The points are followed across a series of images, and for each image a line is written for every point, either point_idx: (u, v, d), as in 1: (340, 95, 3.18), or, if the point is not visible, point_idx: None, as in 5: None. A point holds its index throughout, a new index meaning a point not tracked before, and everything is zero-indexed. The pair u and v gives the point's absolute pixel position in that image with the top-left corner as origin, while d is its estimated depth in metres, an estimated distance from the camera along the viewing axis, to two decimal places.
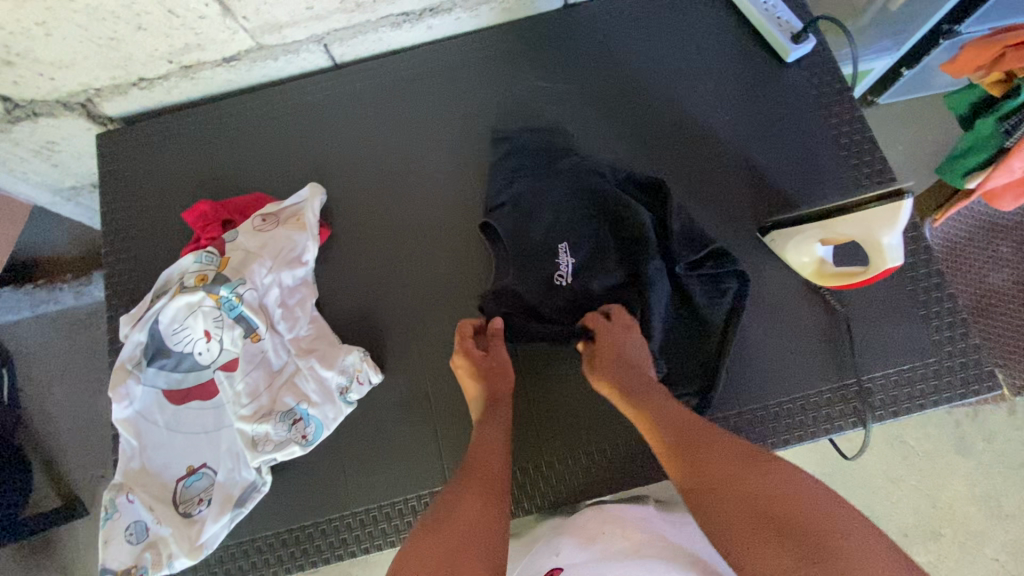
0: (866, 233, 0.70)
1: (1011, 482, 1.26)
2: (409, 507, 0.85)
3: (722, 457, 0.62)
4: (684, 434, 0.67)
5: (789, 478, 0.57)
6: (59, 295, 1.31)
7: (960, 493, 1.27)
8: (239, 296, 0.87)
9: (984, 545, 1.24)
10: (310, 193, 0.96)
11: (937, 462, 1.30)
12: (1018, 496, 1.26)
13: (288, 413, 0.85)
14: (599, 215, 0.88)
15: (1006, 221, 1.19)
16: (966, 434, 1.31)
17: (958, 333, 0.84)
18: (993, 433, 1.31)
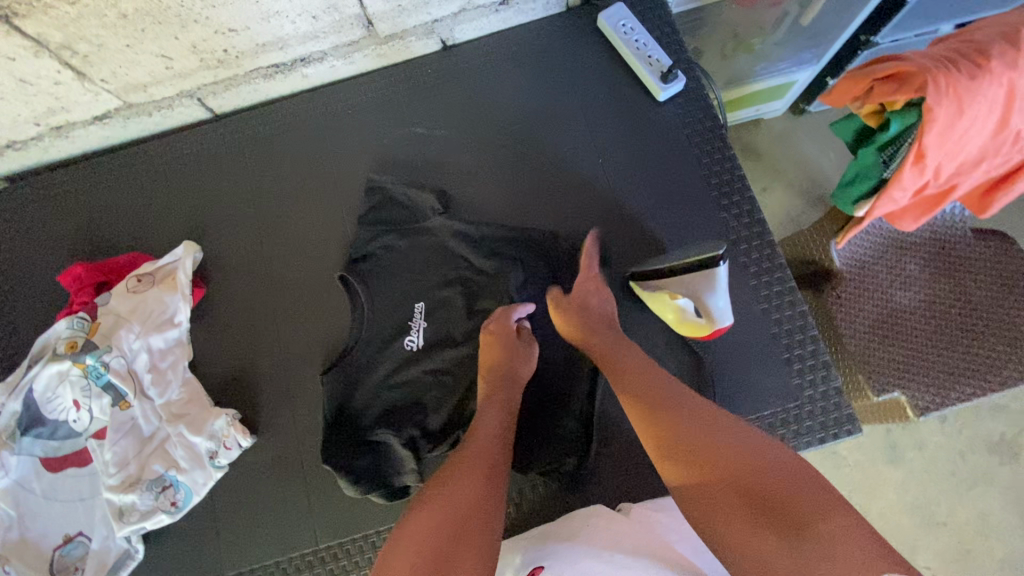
0: (694, 293, 0.81)
1: (939, 490, 1.28)
2: (281, 570, 0.85)
3: (708, 430, 0.61)
4: (669, 406, 0.65)
5: (773, 451, 0.57)
6: None
7: (890, 504, 1.29)
8: (105, 364, 0.87)
9: (914, 555, 1.26)
10: (184, 251, 0.96)
11: (867, 474, 1.31)
12: (948, 505, 1.28)
13: (157, 480, 0.85)
14: (463, 268, 0.93)
15: (914, 239, 1.04)
16: (897, 442, 1.32)
17: (820, 376, 0.85)
18: (922, 444, 1.32)
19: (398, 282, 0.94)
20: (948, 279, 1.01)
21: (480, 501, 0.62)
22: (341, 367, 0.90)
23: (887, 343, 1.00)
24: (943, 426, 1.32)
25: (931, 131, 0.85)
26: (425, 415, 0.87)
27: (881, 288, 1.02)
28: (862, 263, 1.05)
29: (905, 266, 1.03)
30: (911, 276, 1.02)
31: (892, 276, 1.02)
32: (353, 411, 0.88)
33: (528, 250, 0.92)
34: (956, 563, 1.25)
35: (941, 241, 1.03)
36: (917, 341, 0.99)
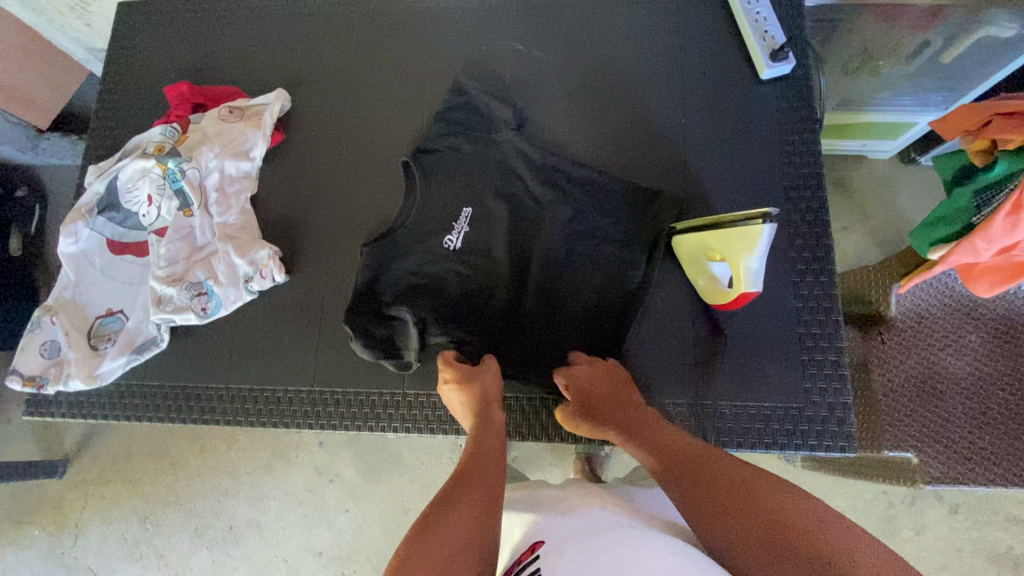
0: (731, 252, 0.78)
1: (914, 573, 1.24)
2: (275, 397, 0.93)
3: (740, 482, 0.61)
4: (696, 467, 0.65)
5: (781, 489, 0.59)
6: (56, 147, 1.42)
7: None
8: (182, 172, 0.96)
9: None
10: (275, 97, 1.02)
11: None
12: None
13: (195, 285, 0.93)
14: (519, 183, 0.95)
15: (982, 310, 1.06)
16: (894, 517, 1.28)
17: (834, 387, 0.82)
18: (912, 522, 1.27)
19: (453, 178, 0.96)
20: (998, 361, 1.03)
21: (485, 517, 0.61)
22: (381, 242, 0.93)
23: (916, 405, 1.03)
24: (950, 516, 1.27)
25: None
26: (444, 309, 0.90)
27: (933, 350, 1.05)
28: (921, 316, 1.07)
29: (963, 336, 1.05)
30: (968, 345, 1.04)
31: (946, 341, 1.05)
32: (380, 286, 0.92)
33: (585, 187, 0.93)
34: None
35: (1009, 324, 1.05)
36: (948, 411, 1.02)
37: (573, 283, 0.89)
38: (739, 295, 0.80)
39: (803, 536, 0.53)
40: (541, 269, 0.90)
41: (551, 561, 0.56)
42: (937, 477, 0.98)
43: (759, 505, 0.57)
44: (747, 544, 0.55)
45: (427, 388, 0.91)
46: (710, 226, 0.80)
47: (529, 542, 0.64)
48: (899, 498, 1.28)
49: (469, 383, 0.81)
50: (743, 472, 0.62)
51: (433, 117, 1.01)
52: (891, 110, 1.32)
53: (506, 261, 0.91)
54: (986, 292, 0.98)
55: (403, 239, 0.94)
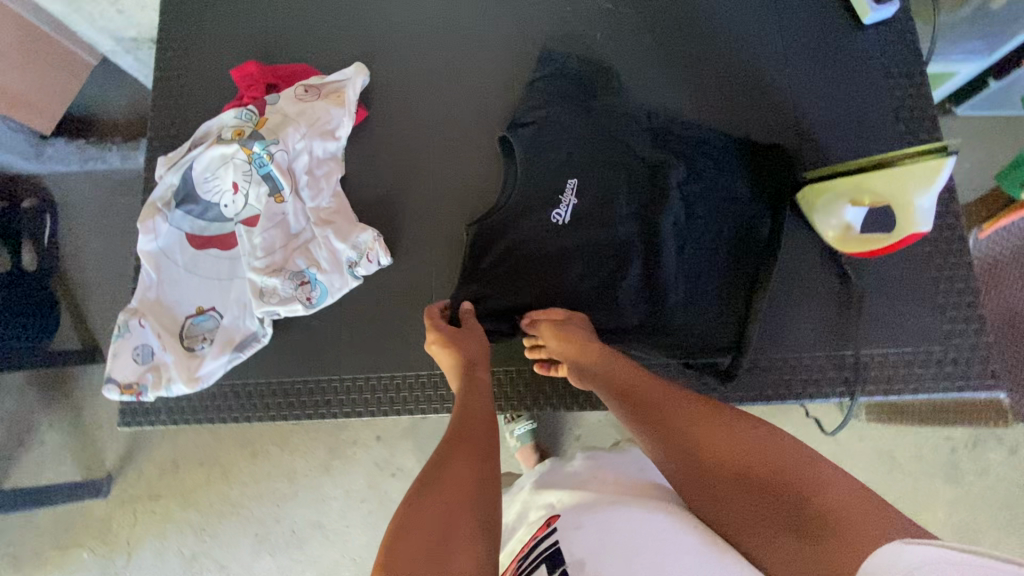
0: (897, 194, 0.73)
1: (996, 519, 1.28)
2: (394, 385, 0.89)
3: (701, 432, 0.62)
4: (660, 414, 0.66)
5: (755, 434, 0.60)
6: (107, 155, 1.24)
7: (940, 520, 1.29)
8: (270, 154, 0.91)
9: None
10: (354, 71, 0.97)
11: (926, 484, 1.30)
12: (999, 539, 1.24)
13: (297, 274, 0.89)
14: (627, 147, 0.89)
15: None
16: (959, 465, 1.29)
17: (972, 328, 0.82)
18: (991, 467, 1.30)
19: (551, 148, 0.89)
20: None
21: (482, 490, 0.55)
22: (488, 222, 0.89)
23: None
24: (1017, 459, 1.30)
25: None
26: (565, 289, 0.86)
27: None
28: None
29: None
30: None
31: None
32: (490, 267, 0.88)
33: (700, 148, 0.89)
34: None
35: None
36: None
37: (694, 247, 0.86)
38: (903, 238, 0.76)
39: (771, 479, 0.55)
40: (660, 236, 0.86)
41: (569, 530, 0.59)
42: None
43: (718, 449, 0.60)
44: (720, 491, 0.58)
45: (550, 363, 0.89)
46: (870, 172, 0.75)
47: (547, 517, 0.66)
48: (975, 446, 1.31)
49: (456, 344, 0.76)
50: (696, 417, 0.64)
51: (523, 84, 0.95)
52: (933, 62, 1.14)
53: (628, 229, 0.87)
54: None
55: (510, 215, 0.89)
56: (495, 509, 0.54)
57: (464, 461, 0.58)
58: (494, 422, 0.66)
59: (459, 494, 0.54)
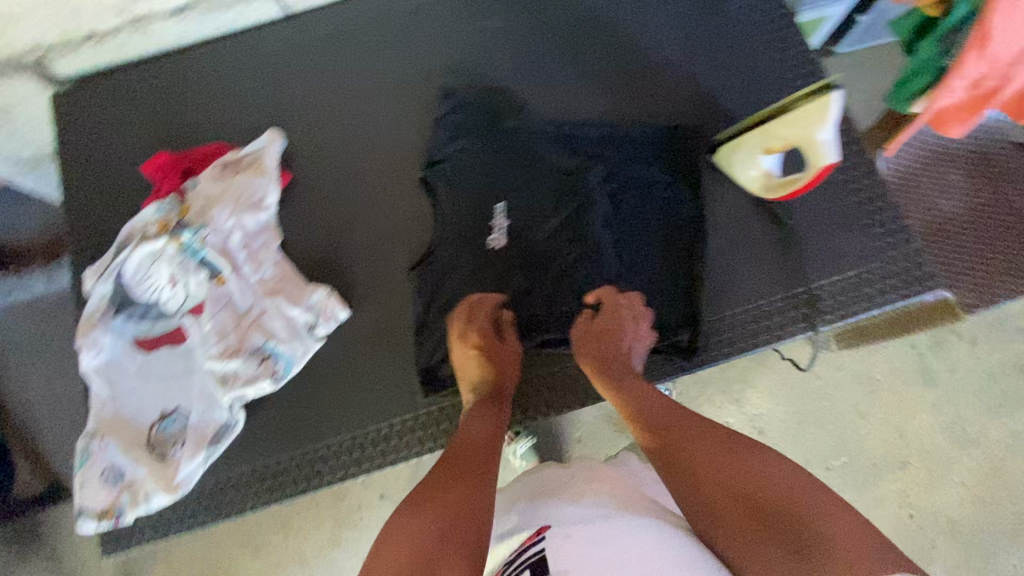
0: (800, 132, 0.79)
1: (978, 409, 1.36)
2: (382, 436, 0.87)
3: (710, 460, 0.64)
4: (671, 439, 0.69)
5: (759, 455, 0.62)
6: (29, 283, 1.16)
7: (930, 424, 1.36)
8: (202, 239, 0.88)
9: (953, 471, 1.32)
10: (268, 139, 0.96)
11: (907, 395, 1.38)
12: (983, 426, 1.33)
13: (257, 351, 0.86)
14: (543, 156, 0.94)
15: (956, 150, 1.32)
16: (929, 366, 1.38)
17: (902, 238, 0.88)
18: (958, 362, 1.39)
19: (471, 178, 0.94)
20: (979, 187, 1.30)
21: (478, 507, 0.61)
22: (426, 264, 0.91)
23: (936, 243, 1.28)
24: (975, 348, 1.38)
25: (999, 11, 0.92)
26: (518, 309, 0.88)
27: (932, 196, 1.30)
28: (911, 171, 1.32)
29: (947, 176, 1.32)
30: (953, 183, 1.30)
31: (939, 185, 1.31)
32: (440, 305, 0.89)
33: (610, 146, 0.94)
34: (990, 480, 1.30)
35: (979, 155, 1.31)
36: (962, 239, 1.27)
37: (627, 237, 0.90)
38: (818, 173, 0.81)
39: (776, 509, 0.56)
40: (595, 236, 0.89)
41: (557, 538, 0.62)
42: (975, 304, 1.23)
43: (720, 463, 0.63)
44: (726, 517, 0.59)
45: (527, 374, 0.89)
46: (771, 122, 0.81)
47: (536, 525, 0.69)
48: (940, 346, 1.40)
49: (492, 353, 0.82)
50: (710, 444, 0.66)
51: (432, 119, 0.98)
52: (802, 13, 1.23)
53: (564, 231, 0.90)
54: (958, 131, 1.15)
55: (449, 248, 0.92)
56: (483, 519, 0.60)
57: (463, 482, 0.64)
58: (493, 449, 0.70)
59: (457, 512, 0.60)
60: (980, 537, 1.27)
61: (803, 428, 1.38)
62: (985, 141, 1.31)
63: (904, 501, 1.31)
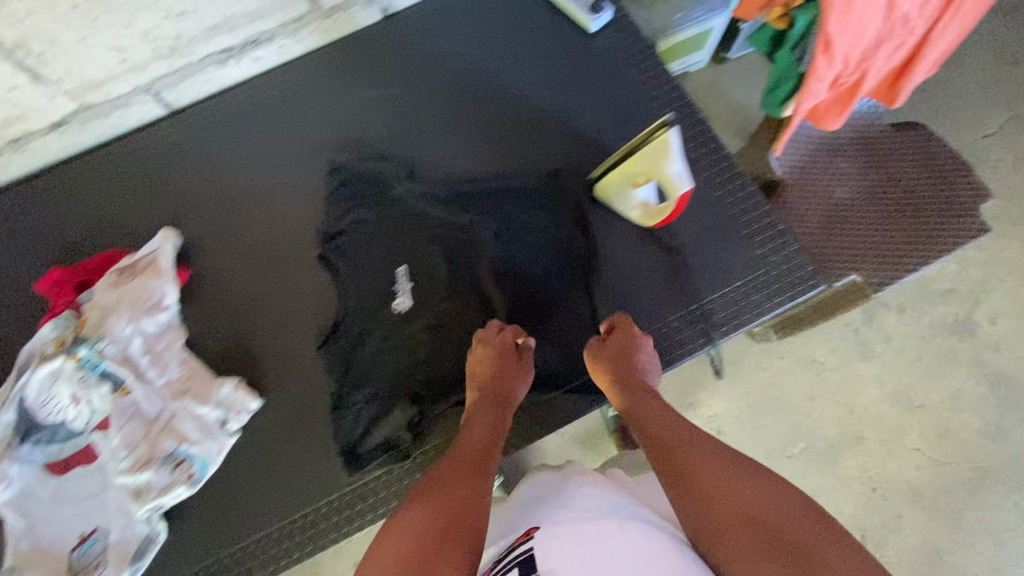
0: (653, 167, 0.90)
1: (912, 376, 1.43)
2: (309, 522, 0.85)
3: (710, 466, 0.63)
4: (669, 444, 0.68)
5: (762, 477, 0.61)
6: None
7: (873, 396, 1.42)
8: (100, 352, 0.87)
9: (903, 438, 1.39)
10: (162, 238, 0.96)
11: (847, 373, 1.44)
12: (924, 388, 1.42)
13: (169, 457, 0.85)
14: (436, 217, 0.96)
15: (841, 141, 1.38)
16: (867, 339, 1.45)
17: (781, 243, 0.93)
18: (888, 334, 1.46)
19: (369, 248, 0.95)
20: (871, 173, 1.35)
21: (475, 505, 0.61)
22: (334, 340, 0.91)
23: (836, 231, 1.33)
24: (903, 316, 1.47)
25: (832, 19, 0.98)
26: (430, 370, 0.89)
27: (825, 188, 1.36)
28: (803, 166, 1.38)
29: (838, 167, 1.37)
30: (846, 172, 1.35)
31: (831, 176, 1.36)
32: (352, 380, 0.89)
33: (497, 197, 0.97)
34: (937, 440, 1.39)
35: (864, 142, 1.37)
36: (861, 224, 1.32)
37: (524, 282, 0.93)
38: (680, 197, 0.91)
39: (776, 527, 0.55)
40: (493, 287, 0.92)
41: (545, 539, 0.61)
42: (880, 278, 1.25)
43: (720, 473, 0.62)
44: (721, 524, 0.57)
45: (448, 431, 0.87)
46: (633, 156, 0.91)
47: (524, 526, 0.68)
48: (870, 320, 1.46)
49: (507, 358, 0.83)
50: (711, 452, 0.65)
51: (325, 196, 1.00)
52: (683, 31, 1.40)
53: (464, 288, 0.93)
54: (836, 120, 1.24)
55: (355, 320, 0.92)
56: (482, 517, 0.60)
57: (467, 477, 0.65)
58: (491, 452, 0.71)
59: (458, 507, 0.60)
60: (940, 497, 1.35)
61: (758, 419, 1.43)
62: (866, 130, 1.38)
63: (866, 475, 1.38)
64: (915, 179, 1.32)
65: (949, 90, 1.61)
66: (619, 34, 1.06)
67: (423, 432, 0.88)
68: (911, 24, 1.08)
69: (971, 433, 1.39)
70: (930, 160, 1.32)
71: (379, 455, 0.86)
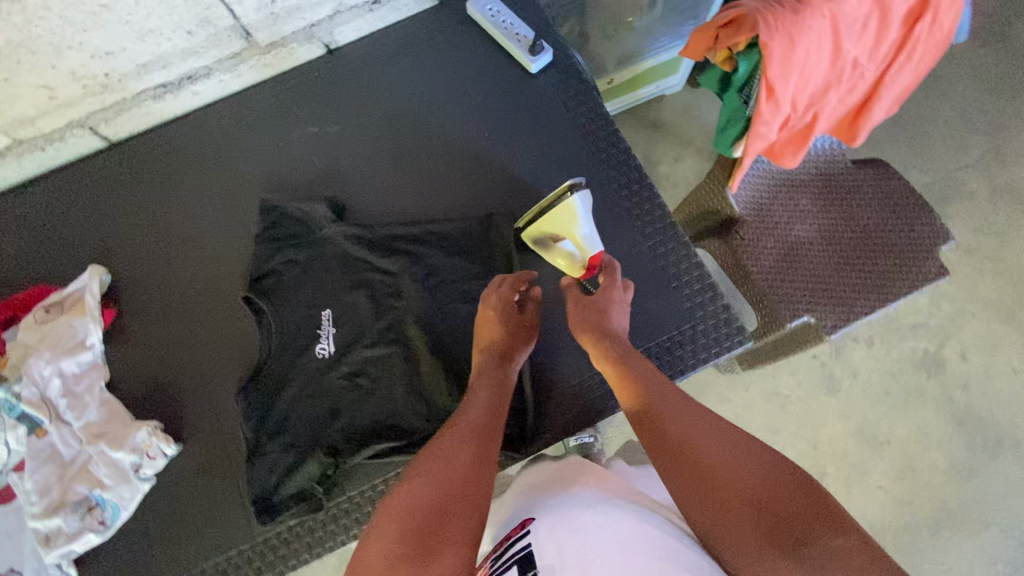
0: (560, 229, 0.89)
1: (880, 411, 1.39)
2: (221, 570, 0.85)
3: (699, 436, 0.61)
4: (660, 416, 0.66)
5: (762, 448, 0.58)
6: None
7: (839, 430, 1.39)
8: (17, 395, 0.84)
9: (867, 475, 1.36)
10: (89, 275, 0.96)
11: (813, 405, 1.41)
12: (890, 424, 1.39)
13: (81, 502, 0.84)
14: (363, 261, 0.95)
15: (802, 176, 1.26)
16: (833, 373, 1.42)
17: (709, 296, 0.92)
18: (857, 367, 1.43)
19: (294, 292, 0.94)
20: (830, 211, 1.23)
21: (474, 478, 0.61)
22: (254, 386, 0.91)
23: (791, 272, 1.20)
24: (871, 350, 1.43)
25: (773, 64, 0.93)
26: (348, 420, 0.88)
27: (782, 223, 1.23)
28: (762, 200, 1.24)
29: (797, 203, 1.24)
30: (803, 210, 1.23)
31: (789, 213, 1.23)
32: (270, 428, 0.88)
33: (427, 242, 0.96)
34: (903, 478, 1.35)
35: (824, 179, 1.25)
36: (818, 264, 1.19)
37: (447, 332, 0.92)
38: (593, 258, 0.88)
39: (778, 510, 0.52)
40: (417, 336, 0.92)
41: (539, 535, 0.59)
42: (832, 323, 1.12)
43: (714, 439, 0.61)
44: (714, 503, 0.55)
45: (364, 482, 0.87)
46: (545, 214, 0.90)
47: (522, 516, 0.66)
48: (837, 353, 1.43)
49: (509, 318, 0.84)
50: (706, 427, 0.62)
51: (255, 236, 0.99)
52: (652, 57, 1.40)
53: (387, 336, 0.92)
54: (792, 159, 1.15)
55: (276, 366, 0.91)
56: (484, 479, 0.62)
57: (466, 445, 0.65)
58: (495, 417, 0.71)
59: (459, 478, 0.61)
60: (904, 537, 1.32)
61: None
62: (827, 166, 1.26)
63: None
64: (875, 218, 1.20)
65: (924, 119, 1.57)
66: (560, 76, 1.05)
67: (335, 484, 0.87)
68: (861, 68, 1.04)
69: (937, 473, 1.35)
70: (894, 199, 1.20)
71: (291, 506, 0.85)
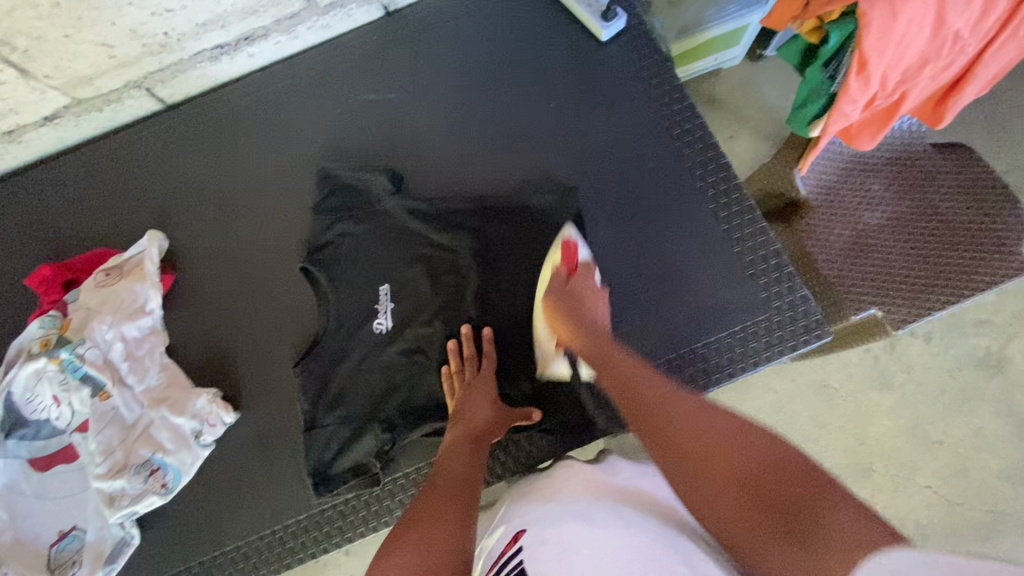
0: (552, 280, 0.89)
1: (934, 410, 1.28)
2: (276, 539, 0.85)
3: (687, 420, 0.60)
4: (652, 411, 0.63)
5: (742, 436, 0.55)
6: None
7: (887, 427, 1.28)
8: (81, 356, 0.84)
9: (915, 474, 1.25)
10: (148, 240, 0.95)
11: (863, 401, 1.29)
12: (944, 423, 1.27)
13: (143, 465, 0.85)
14: (423, 236, 0.93)
15: (876, 159, 1.04)
16: (885, 368, 1.30)
17: (786, 287, 0.88)
18: (914, 362, 1.31)
19: (352, 264, 0.92)
20: (913, 192, 0.99)
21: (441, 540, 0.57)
22: (311, 358, 0.90)
23: (861, 263, 0.98)
24: (930, 346, 1.31)
25: (869, 36, 0.79)
26: (406, 398, 0.87)
27: (846, 207, 1.01)
28: (830, 186, 1.04)
29: (870, 186, 1.02)
30: (876, 195, 1.00)
31: (857, 196, 1.01)
32: (327, 400, 0.87)
33: (488, 218, 0.92)
34: (954, 479, 1.24)
35: (901, 160, 1.02)
36: (895, 252, 0.95)
37: (509, 312, 0.89)
38: (567, 244, 0.85)
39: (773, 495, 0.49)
40: (477, 315, 0.89)
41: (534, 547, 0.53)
42: (903, 316, 0.91)
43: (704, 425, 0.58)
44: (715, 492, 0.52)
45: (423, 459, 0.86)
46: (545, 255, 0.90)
47: (513, 528, 0.60)
48: (892, 346, 1.31)
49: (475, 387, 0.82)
50: (709, 417, 0.59)
51: (312, 206, 0.97)
52: (719, 28, 1.27)
53: (446, 313, 0.90)
54: (870, 143, 0.98)
55: (334, 338, 0.90)
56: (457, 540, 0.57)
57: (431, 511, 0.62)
58: (472, 483, 0.68)
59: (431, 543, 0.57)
60: (949, 540, 1.22)
61: None
62: (904, 147, 1.04)
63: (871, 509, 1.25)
64: (959, 203, 0.96)
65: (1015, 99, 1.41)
66: (633, 46, 1.00)
67: (392, 460, 0.86)
68: (961, 43, 0.85)
69: (991, 476, 1.24)
70: (979, 183, 0.96)
71: (348, 479, 0.84)
